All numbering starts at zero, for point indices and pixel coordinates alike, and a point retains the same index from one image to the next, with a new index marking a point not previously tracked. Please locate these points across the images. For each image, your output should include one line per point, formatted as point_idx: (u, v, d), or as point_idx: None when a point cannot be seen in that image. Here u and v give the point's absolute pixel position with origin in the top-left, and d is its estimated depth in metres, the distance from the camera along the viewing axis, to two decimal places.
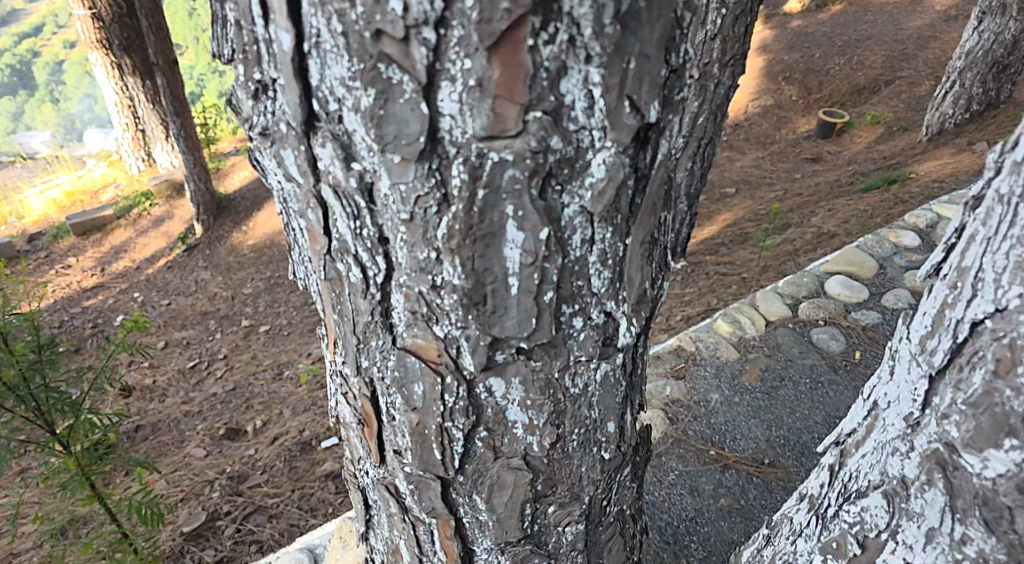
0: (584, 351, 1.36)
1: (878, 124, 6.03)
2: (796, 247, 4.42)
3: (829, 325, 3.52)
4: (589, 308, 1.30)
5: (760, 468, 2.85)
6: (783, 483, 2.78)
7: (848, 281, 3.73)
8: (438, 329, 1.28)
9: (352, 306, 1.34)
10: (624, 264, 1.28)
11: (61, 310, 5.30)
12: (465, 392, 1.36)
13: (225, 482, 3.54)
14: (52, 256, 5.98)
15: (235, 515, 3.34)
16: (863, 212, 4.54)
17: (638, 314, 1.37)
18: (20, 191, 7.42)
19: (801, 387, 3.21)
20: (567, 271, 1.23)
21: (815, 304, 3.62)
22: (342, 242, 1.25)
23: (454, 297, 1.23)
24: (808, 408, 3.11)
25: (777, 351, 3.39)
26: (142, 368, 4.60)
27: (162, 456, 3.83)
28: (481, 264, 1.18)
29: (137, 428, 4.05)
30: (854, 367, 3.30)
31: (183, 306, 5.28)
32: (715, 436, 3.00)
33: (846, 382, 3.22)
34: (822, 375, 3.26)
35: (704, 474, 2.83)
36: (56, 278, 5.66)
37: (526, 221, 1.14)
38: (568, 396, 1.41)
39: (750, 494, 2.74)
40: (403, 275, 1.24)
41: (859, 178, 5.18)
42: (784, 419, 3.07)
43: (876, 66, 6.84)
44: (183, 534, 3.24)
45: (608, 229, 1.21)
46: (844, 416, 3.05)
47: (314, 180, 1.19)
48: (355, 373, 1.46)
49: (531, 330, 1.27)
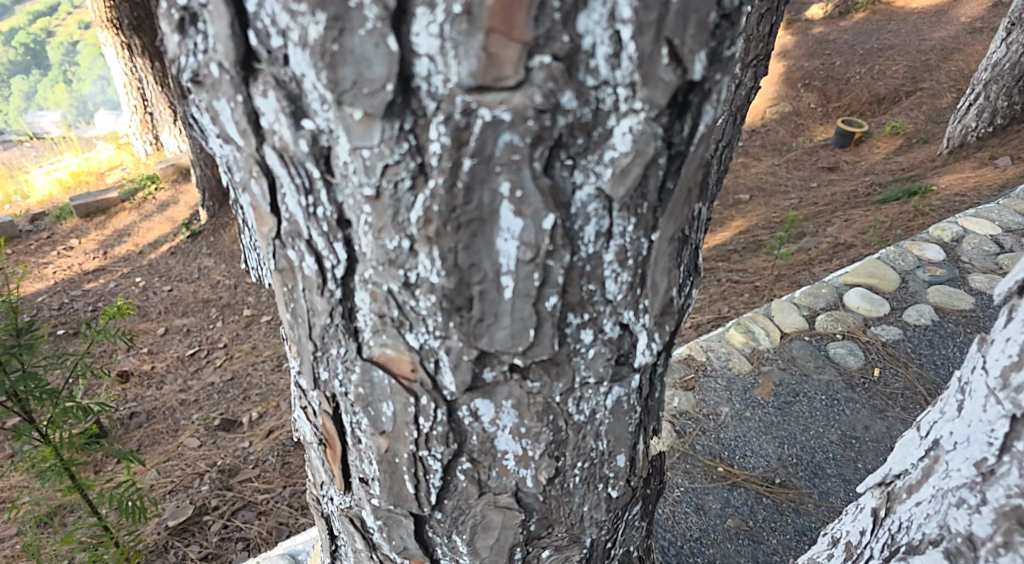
0: (592, 371, 1.09)
1: (897, 135, 5.74)
2: (811, 256, 4.16)
3: (848, 339, 3.23)
4: (601, 318, 1.04)
5: (770, 488, 2.59)
6: (795, 505, 2.53)
7: (868, 294, 3.42)
8: (411, 338, 1.03)
9: (306, 305, 1.09)
10: (647, 267, 1.01)
11: (61, 292, 4.98)
12: (444, 416, 1.10)
13: (216, 474, 3.23)
14: (54, 238, 5.68)
15: (224, 510, 3.06)
16: (882, 223, 4.26)
17: (661, 330, 1.11)
18: (25, 170, 7.13)
19: (816, 402, 2.94)
20: (576, 272, 0.97)
21: (833, 316, 3.31)
22: (295, 225, 1.00)
23: (431, 299, 0.97)
24: (823, 425, 2.85)
25: (793, 365, 3.10)
26: (140, 353, 4.22)
27: (154, 445, 3.50)
28: (466, 258, 0.92)
29: (131, 415, 3.71)
30: (873, 385, 3.02)
31: (185, 293, 4.85)
32: (723, 451, 2.74)
33: (864, 399, 2.95)
34: (839, 392, 2.98)
35: (712, 492, 2.57)
36: (57, 261, 5.34)
37: (526, 205, 0.88)
38: (571, 423, 1.15)
39: (759, 516, 2.49)
40: (370, 269, 0.98)
41: (879, 188, 4.89)
42: (798, 437, 2.79)
43: (897, 76, 6.52)
44: (169, 528, 2.95)
45: (630, 220, 0.95)
46: (861, 438, 2.79)
47: (257, 142, 0.94)
48: (314, 387, 1.20)
49: (527, 345, 1.00)
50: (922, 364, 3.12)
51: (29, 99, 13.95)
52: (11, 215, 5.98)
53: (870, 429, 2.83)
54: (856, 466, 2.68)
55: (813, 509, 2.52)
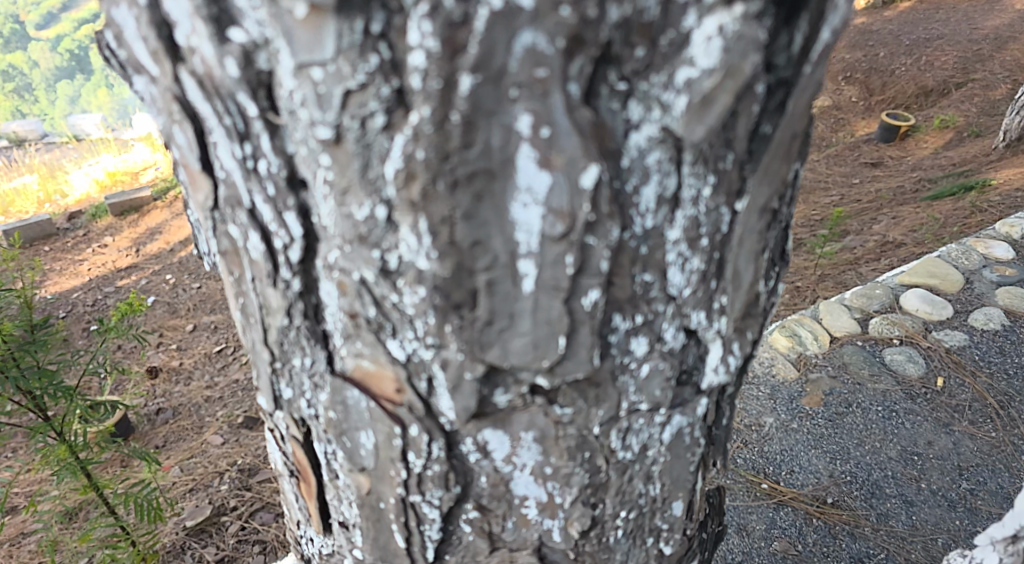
0: (645, 396, 0.80)
1: (946, 129, 5.27)
2: (857, 255, 3.77)
3: (905, 344, 2.75)
4: (658, 322, 0.74)
5: (820, 508, 2.16)
6: (850, 529, 2.10)
7: (928, 295, 2.94)
8: (395, 346, 0.74)
9: (258, 302, 0.81)
10: (726, 249, 0.72)
11: (94, 289, 4.21)
12: (442, 452, 0.81)
13: (238, 472, 2.61)
14: (89, 235, 4.82)
15: (243, 511, 2.43)
16: (935, 220, 3.88)
17: (738, 338, 0.81)
18: (65, 165, 6.24)
19: (871, 413, 2.47)
20: (627, 256, 0.68)
21: (888, 319, 2.83)
22: (233, 189, 0.71)
23: (419, 293, 0.67)
24: (879, 439, 2.39)
25: (845, 372, 2.62)
26: (168, 348, 3.54)
27: (178, 443, 2.89)
28: (466, 233, 0.63)
29: (158, 411, 3.10)
30: (937, 397, 2.54)
31: (216, 289, 4.04)
32: (766, 466, 2.29)
33: (926, 411, 2.49)
34: (897, 403, 2.52)
35: (754, 511, 2.14)
36: (90, 258, 4.50)
37: (556, 151, 0.58)
38: (614, 463, 0.86)
39: (809, 539, 2.07)
40: (335, 252, 0.70)
41: (929, 184, 4.47)
42: (852, 452, 2.34)
43: (947, 67, 5.94)
44: (186, 529, 2.35)
45: (707, 181, 0.66)
46: (924, 454, 2.34)
47: (171, 66, 0.64)
48: (276, 407, 0.92)
49: (556, 360, 0.71)
50: (991, 373, 2.66)
51: (74, 101, 13.23)
52: (49, 210, 5.13)
53: (934, 444, 2.38)
54: (919, 486, 2.24)
55: (870, 533, 2.09)
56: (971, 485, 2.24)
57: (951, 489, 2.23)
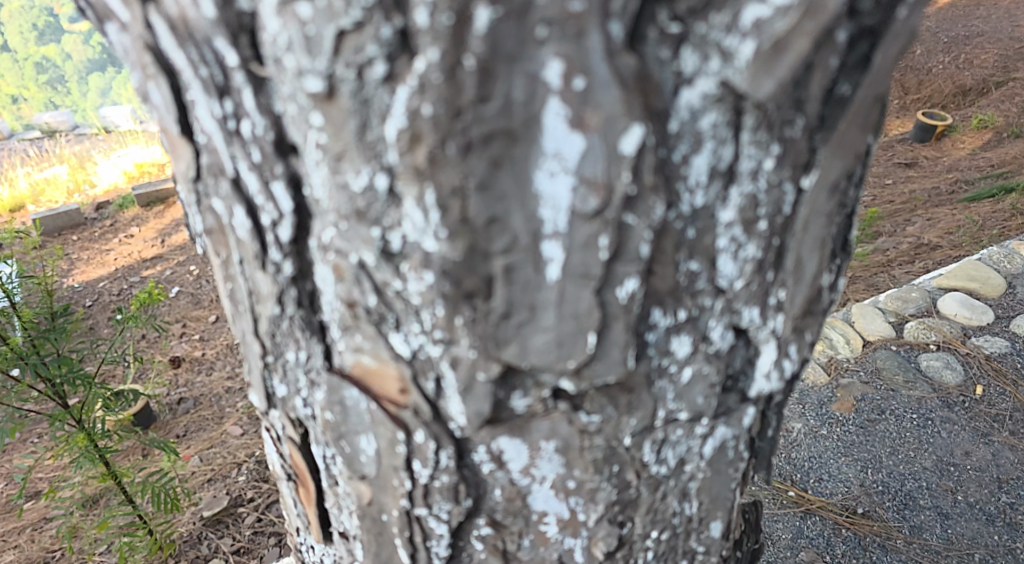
0: (685, 404, 0.69)
1: (984, 130, 5.06)
2: (889, 256, 3.60)
3: (942, 351, 2.58)
4: (703, 318, 0.64)
5: (851, 518, 1.99)
6: (882, 542, 1.94)
7: (967, 299, 2.77)
8: (399, 341, 0.64)
9: (247, 288, 0.71)
10: (787, 235, 0.62)
11: (119, 279, 3.95)
12: (451, 462, 0.71)
13: (257, 463, 2.45)
14: (117, 225, 4.54)
15: (262, 503, 2.28)
16: (972, 222, 3.72)
17: (796, 341, 0.70)
18: (93, 154, 5.98)
19: (905, 421, 2.31)
20: (672, 239, 0.58)
21: (925, 324, 2.66)
22: (214, 155, 0.61)
23: (426, 279, 0.58)
24: (913, 448, 2.22)
25: (877, 378, 2.46)
26: (192, 338, 3.32)
27: (198, 432, 2.74)
28: (481, 208, 0.53)
29: (180, 401, 2.94)
30: (975, 406, 2.38)
31: None
32: (793, 472, 2.13)
33: (963, 420, 2.32)
34: (932, 412, 2.35)
35: (779, 519, 1.98)
36: (116, 247, 4.25)
37: (591, 107, 0.48)
38: (648, 478, 0.76)
39: (838, 550, 1.91)
40: (329, 230, 0.59)
41: (964, 188, 4.27)
42: (884, 460, 2.17)
43: (986, 65, 5.67)
44: (205, 519, 2.21)
45: (769, 151, 0.56)
46: (960, 466, 2.17)
47: (141, 8, 0.55)
48: (270, 406, 0.83)
49: (585, 360, 0.60)
50: None
51: None
52: (78, 201, 4.87)
53: (972, 456, 2.21)
54: (955, 498, 2.08)
55: (903, 546, 1.93)
56: (1011, 499, 2.08)
57: (990, 503, 2.07)
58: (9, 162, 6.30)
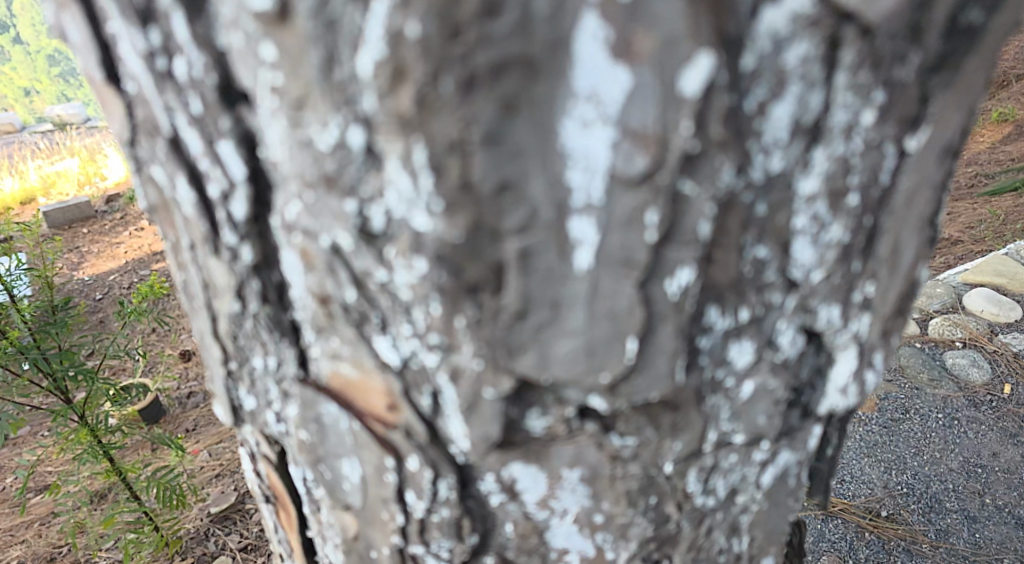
0: (743, 425, 0.56)
1: (1005, 122, 4.79)
2: None
3: (969, 348, 2.33)
4: (770, 318, 0.51)
5: (874, 521, 1.82)
6: (907, 546, 1.75)
7: (994, 294, 2.48)
8: (386, 347, 0.51)
9: (200, 280, 0.57)
10: (882, 213, 0.48)
11: (131, 271, 3.66)
12: (453, 494, 0.58)
13: None
14: (128, 218, 4.26)
15: None
16: (995, 216, 3.52)
17: (882, 347, 0.56)
18: (99, 145, 5.69)
19: (928, 421, 2.10)
20: (737, 217, 0.45)
21: (950, 319, 2.41)
22: (146, 108, 0.47)
23: (418, 268, 0.44)
24: (938, 448, 2.02)
25: (898, 374, 2.25)
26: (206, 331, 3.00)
27: (208, 427, 2.44)
28: (488, 171, 0.39)
29: (190, 394, 2.66)
30: (1003, 405, 2.13)
31: None
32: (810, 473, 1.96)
33: (991, 420, 2.09)
34: (959, 411, 2.12)
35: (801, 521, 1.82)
36: (127, 240, 3.95)
37: (641, 27, 0.36)
38: (692, 511, 0.62)
39: (861, 554, 1.73)
40: (294, 204, 0.46)
41: (984, 181, 4.01)
42: (907, 461, 1.98)
43: (1006, 56, 5.42)
44: (212, 516, 1.90)
45: (870, 100, 0.42)
46: (991, 468, 1.96)
47: None
48: (238, 421, 0.69)
49: (622, 373, 0.47)
50: None
51: None
52: (88, 192, 4.58)
53: (1001, 457, 1.99)
54: (983, 501, 1.87)
55: (928, 550, 1.75)
56: None
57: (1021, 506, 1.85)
58: (16, 155, 5.88)
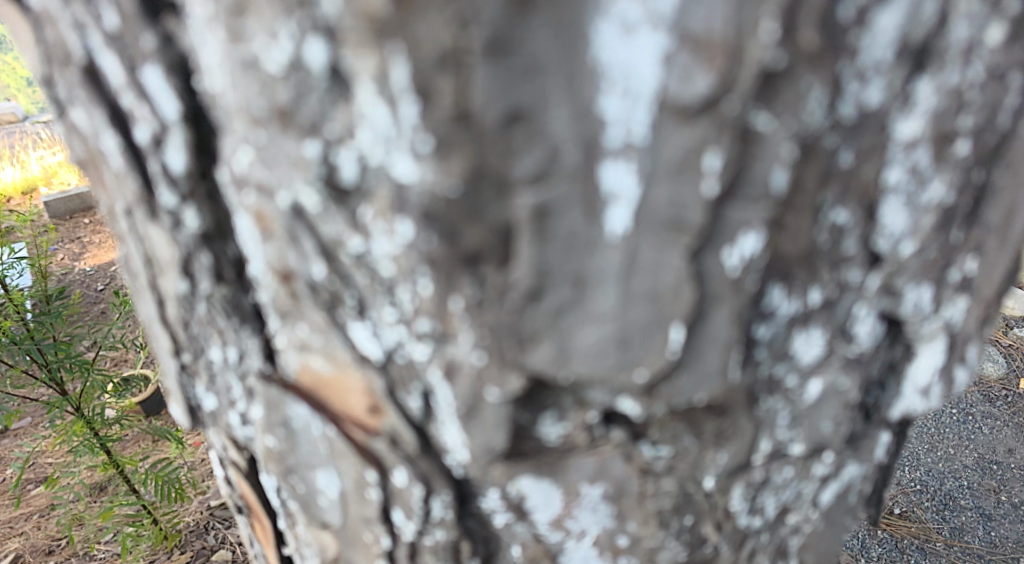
0: (804, 432, 0.46)
1: None
2: None
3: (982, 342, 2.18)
4: (845, 301, 0.40)
5: (884, 519, 1.71)
6: (921, 545, 1.65)
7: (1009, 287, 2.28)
8: (365, 335, 0.40)
9: (141, 255, 0.47)
10: (996, 166, 0.38)
11: None
12: (449, 513, 0.47)
13: None
14: None
15: None
16: None
17: (976, 339, 0.46)
18: None
19: (942, 416, 1.98)
20: (817, 168, 0.34)
21: None
22: (53, 27, 0.37)
23: (403, 233, 0.34)
24: (951, 444, 1.91)
25: None
26: None
27: None
28: (494, 94, 0.29)
29: None
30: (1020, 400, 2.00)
31: None
32: None
33: (1006, 415, 1.97)
34: (973, 406, 2.00)
35: None
36: None
37: None
38: (734, 533, 0.52)
39: (873, 553, 1.62)
40: (243, 151, 0.35)
41: None
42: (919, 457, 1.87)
43: None
44: (212, 508, 1.72)
45: (1001, 8, 0.32)
46: (1007, 465, 1.84)
47: None
48: (199, 423, 0.59)
49: (663, 370, 0.37)
50: None
51: None
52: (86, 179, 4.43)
53: (1016, 454, 1.88)
54: (999, 499, 1.76)
55: (942, 549, 1.64)
56: None
57: None
58: (17, 144, 5.64)
